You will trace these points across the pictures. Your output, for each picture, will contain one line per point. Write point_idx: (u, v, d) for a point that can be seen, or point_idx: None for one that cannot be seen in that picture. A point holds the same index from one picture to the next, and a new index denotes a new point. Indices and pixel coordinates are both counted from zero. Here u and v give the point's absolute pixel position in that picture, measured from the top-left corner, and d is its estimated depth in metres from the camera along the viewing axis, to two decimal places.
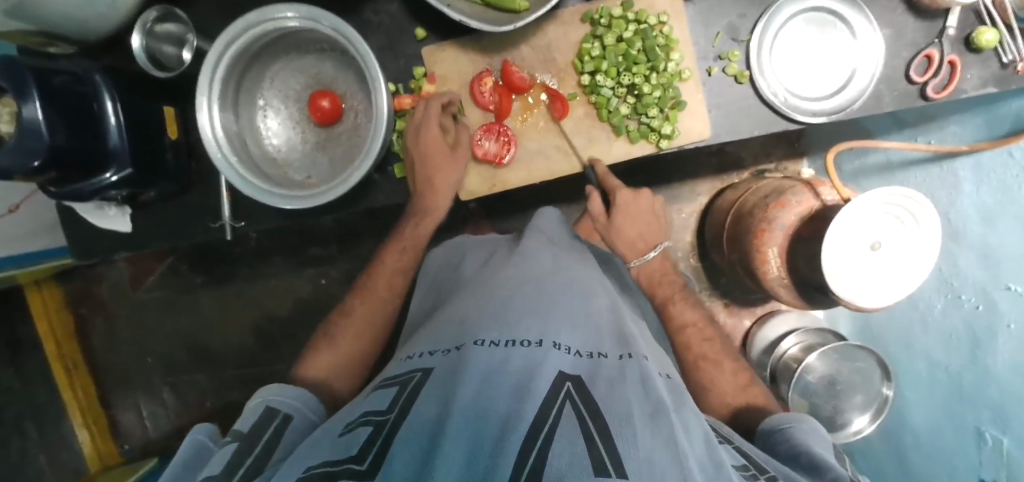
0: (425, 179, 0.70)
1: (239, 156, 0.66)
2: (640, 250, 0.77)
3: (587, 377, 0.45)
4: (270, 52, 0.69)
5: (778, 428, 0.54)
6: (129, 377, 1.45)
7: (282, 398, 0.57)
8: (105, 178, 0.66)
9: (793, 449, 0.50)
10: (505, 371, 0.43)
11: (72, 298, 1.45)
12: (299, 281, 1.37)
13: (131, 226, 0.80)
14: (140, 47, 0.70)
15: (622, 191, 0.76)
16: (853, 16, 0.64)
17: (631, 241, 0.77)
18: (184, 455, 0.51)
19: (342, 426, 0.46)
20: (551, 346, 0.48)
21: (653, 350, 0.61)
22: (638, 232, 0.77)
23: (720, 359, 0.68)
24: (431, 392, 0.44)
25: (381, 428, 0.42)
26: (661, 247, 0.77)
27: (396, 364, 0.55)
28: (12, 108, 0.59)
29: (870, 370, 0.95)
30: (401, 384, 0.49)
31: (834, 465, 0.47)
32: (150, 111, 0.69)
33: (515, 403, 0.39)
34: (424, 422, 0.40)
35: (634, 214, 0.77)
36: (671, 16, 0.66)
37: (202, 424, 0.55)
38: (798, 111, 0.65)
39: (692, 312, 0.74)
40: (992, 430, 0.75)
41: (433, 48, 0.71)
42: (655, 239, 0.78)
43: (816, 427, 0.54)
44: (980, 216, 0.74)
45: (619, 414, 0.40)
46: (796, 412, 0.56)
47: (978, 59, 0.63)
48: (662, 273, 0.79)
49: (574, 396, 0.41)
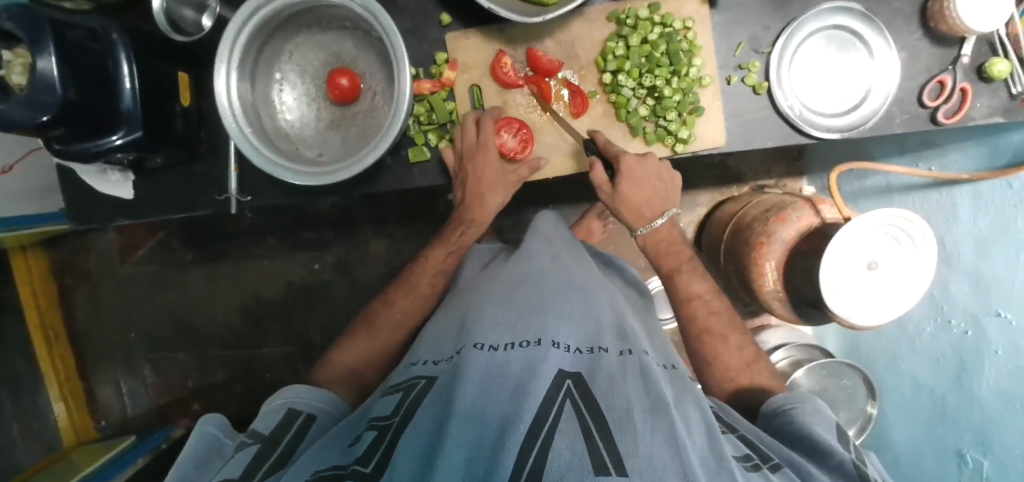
0: (476, 194, 0.74)
1: (253, 128, 0.65)
2: (648, 218, 0.71)
3: (586, 374, 0.45)
4: (288, 26, 0.69)
5: (782, 408, 0.56)
6: (110, 351, 1.43)
7: (304, 400, 0.58)
8: (111, 141, 0.64)
9: (796, 430, 0.52)
10: (505, 371, 0.43)
11: (57, 267, 1.41)
12: (292, 264, 1.36)
13: (132, 193, 0.78)
14: (161, 9, 0.68)
15: (628, 157, 0.66)
16: (871, 36, 0.66)
17: (636, 209, 0.71)
18: (196, 450, 0.51)
19: (349, 440, 0.45)
20: (551, 345, 0.48)
21: (654, 341, 0.62)
22: (645, 199, 0.69)
23: (726, 334, 0.68)
24: (434, 395, 0.44)
25: (385, 433, 0.42)
26: (668, 214, 0.72)
27: (399, 371, 0.54)
28: (26, 60, 0.58)
29: (855, 387, 0.97)
30: (404, 391, 0.48)
31: (836, 447, 0.48)
32: (165, 75, 0.68)
33: (516, 401, 0.39)
34: (425, 427, 0.39)
35: (643, 180, 0.68)
36: (696, 22, 0.67)
37: (210, 414, 0.56)
38: (812, 126, 0.67)
39: (698, 284, 0.71)
40: (973, 452, 0.77)
41: (458, 34, 0.71)
42: (664, 204, 0.71)
43: (820, 409, 0.54)
44: (974, 243, 0.76)
45: (618, 411, 0.39)
46: (801, 394, 0.57)
47: (988, 89, 0.65)
48: (668, 242, 0.73)
49: (574, 394, 0.40)
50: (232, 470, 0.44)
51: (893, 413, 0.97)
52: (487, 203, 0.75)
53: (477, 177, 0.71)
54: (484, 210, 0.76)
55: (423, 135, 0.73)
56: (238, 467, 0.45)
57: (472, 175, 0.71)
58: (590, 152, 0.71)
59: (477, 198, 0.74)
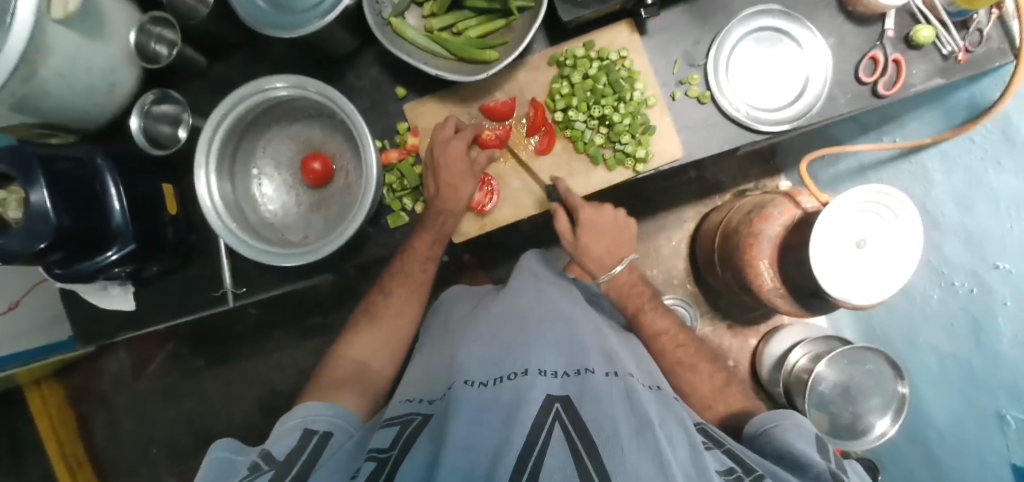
0: (444, 180, 0.71)
1: (237, 221, 0.69)
2: (608, 266, 0.77)
3: (574, 396, 0.45)
4: (259, 123, 0.74)
5: (762, 429, 0.54)
6: (134, 472, 1.41)
7: (318, 419, 0.56)
8: (107, 256, 0.68)
9: (777, 450, 0.50)
10: (494, 405, 0.44)
11: (73, 395, 1.43)
12: (302, 351, 1.36)
13: (134, 303, 0.81)
14: (139, 129, 0.73)
15: (586, 210, 0.73)
16: (795, 30, 0.70)
17: (598, 259, 0.77)
18: (207, 473, 0.49)
19: (348, 471, 0.45)
20: (538, 373, 0.49)
21: (640, 364, 0.62)
22: (604, 248, 0.76)
23: (696, 363, 0.69)
24: (429, 433, 0.45)
25: (384, 465, 0.42)
26: (627, 261, 0.77)
27: (394, 406, 0.55)
28: (20, 194, 0.62)
29: (881, 371, 0.92)
30: (402, 424, 0.49)
31: (814, 458, 0.47)
32: (150, 190, 0.72)
33: (506, 433, 0.40)
34: (419, 466, 0.40)
35: (601, 230, 0.75)
36: (631, 50, 0.71)
37: (221, 438, 0.53)
38: (760, 122, 0.70)
39: (661, 321, 0.74)
40: (1012, 412, 0.71)
41: (414, 104, 0.76)
42: (622, 253, 0.77)
43: (800, 423, 0.53)
44: (954, 202, 0.77)
45: (605, 432, 0.40)
46: (779, 411, 0.56)
47: (920, 55, 0.68)
48: (629, 286, 0.77)
49: (562, 417, 0.41)
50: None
51: (924, 389, 0.94)
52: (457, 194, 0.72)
53: (447, 167, 0.71)
54: (455, 203, 0.72)
55: (399, 201, 0.78)
56: None
57: (442, 167, 0.71)
58: (551, 198, 0.74)
59: (449, 190, 0.72)
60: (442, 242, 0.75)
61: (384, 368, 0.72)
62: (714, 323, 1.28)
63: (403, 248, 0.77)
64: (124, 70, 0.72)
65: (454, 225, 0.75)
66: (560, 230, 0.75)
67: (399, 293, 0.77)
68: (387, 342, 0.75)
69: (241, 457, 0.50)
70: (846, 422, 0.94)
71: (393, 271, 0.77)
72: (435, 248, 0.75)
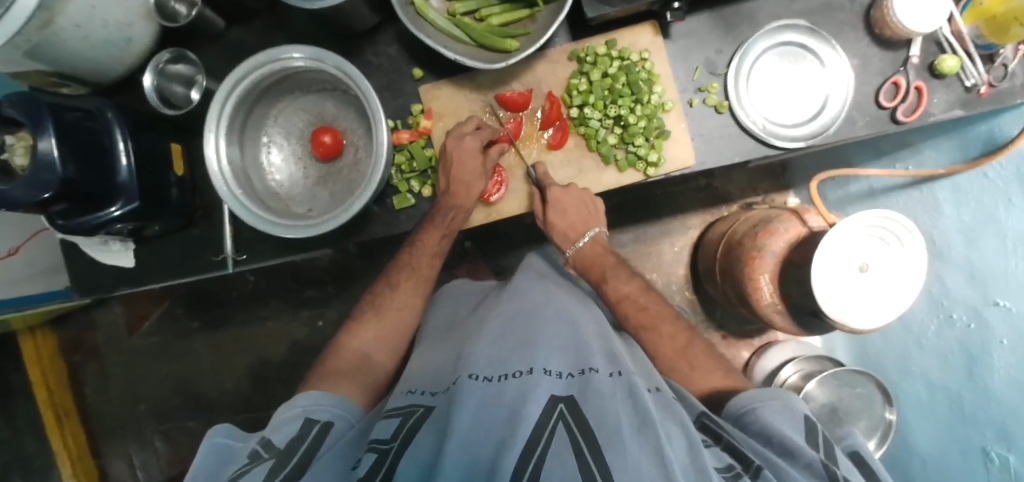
0: (453, 174, 0.71)
1: (244, 189, 0.68)
2: (571, 240, 0.79)
3: (578, 395, 0.47)
4: (273, 93, 0.73)
5: (748, 409, 0.54)
6: (120, 425, 1.42)
7: (318, 408, 0.56)
8: (110, 212, 0.67)
9: (764, 430, 0.50)
10: (498, 402, 0.46)
11: (67, 345, 1.44)
12: (296, 322, 1.36)
13: (134, 261, 0.81)
14: (152, 86, 0.73)
15: (554, 190, 0.72)
16: (820, 47, 0.69)
17: (563, 233, 0.78)
18: (207, 458, 0.50)
19: (349, 462, 0.47)
20: (542, 372, 0.51)
21: (640, 367, 0.63)
22: (571, 225, 0.77)
23: None
24: (431, 425, 0.47)
25: (384, 457, 0.44)
26: (592, 233, 0.79)
27: (396, 397, 0.56)
28: (28, 142, 0.60)
29: (870, 395, 0.94)
30: (401, 416, 0.50)
31: (804, 446, 0.46)
32: (159, 151, 0.72)
33: (507, 432, 0.41)
34: (421, 459, 0.42)
35: (568, 210, 0.74)
36: (652, 52, 0.71)
37: (222, 422, 0.53)
38: (776, 137, 0.69)
39: None
40: (997, 449, 0.72)
41: (430, 86, 0.75)
42: (587, 226, 0.78)
43: (790, 405, 0.52)
44: (962, 235, 0.77)
45: (608, 428, 0.42)
46: (766, 391, 0.55)
47: (942, 84, 0.68)
48: (595, 256, 0.80)
49: (566, 417, 0.43)
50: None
51: (912, 416, 0.94)
52: (467, 186, 0.71)
53: (457, 162, 0.71)
54: (465, 200, 0.72)
55: (406, 182, 0.77)
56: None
57: (454, 163, 0.71)
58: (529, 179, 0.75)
59: (460, 186, 0.71)
60: (450, 239, 0.75)
61: (377, 347, 0.73)
62: (709, 332, 1.29)
63: (411, 242, 0.77)
64: (142, 26, 0.71)
65: (463, 220, 0.74)
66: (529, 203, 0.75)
67: (398, 278, 0.77)
68: (387, 322, 0.75)
69: (240, 444, 0.51)
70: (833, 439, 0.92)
71: (402, 262, 0.78)
72: (444, 244, 0.75)
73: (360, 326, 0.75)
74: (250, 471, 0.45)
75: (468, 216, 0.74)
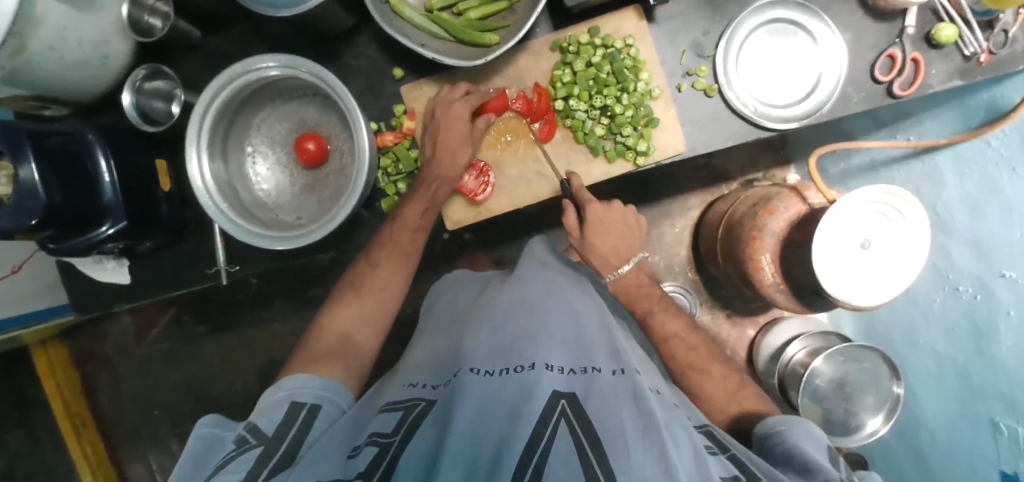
0: (439, 144, 0.70)
1: (229, 201, 0.68)
2: (614, 266, 0.76)
3: (580, 394, 0.47)
4: (255, 101, 0.72)
5: (773, 432, 0.54)
6: (136, 431, 1.45)
7: (305, 390, 0.56)
8: (102, 232, 0.67)
9: (787, 452, 0.49)
10: (498, 397, 0.46)
11: (77, 356, 1.46)
12: (301, 323, 1.37)
13: (129, 277, 0.81)
14: (132, 105, 0.72)
15: (594, 206, 0.71)
16: (811, 23, 0.67)
17: (603, 257, 0.76)
18: (194, 449, 0.49)
19: (346, 450, 0.46)
20: (544, 368, 0.50)
21: (645, 367, 0.63)
22: (612, 247, 0.75)
23: (695, 355, 0.68)
24: (435, 417, 0.46)
25: (386, 449, 0.43)
26: (635, 260, 0.77)
27: (396, 389, 0.56)
28: (9, 171, 0.61)
29: (878, 370, 0.91)
30: (405, 409, 0.50)
31: (825, 466, 0.46)
32: (143, 166, 0.71)
33: (508, 427, 0.41)
34: (421, 451, 0.41)
35: (609, 228, 0.75)
36: (637, 38, 0.69)
37: (206, 414, 0.53)
38: (768, 119, 0.68)
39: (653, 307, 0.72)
40: (1006, 420, 0.71)
41: (411, 86, 0.74)
42: (632, 251, 0.77)
43: (814, 432, 0.52)
44: (966, 207, 0.75)
45: (611, 430, 0.41)
46: (791, 417, 0.55)
47: (940, 55, 0.65)
48: (637, 287, 0.77)
49: (568, 413, 0.43)
50: (232, 475, 0.43)
51: (919, 387, 0.93)
52: (455, 158, 0.71)
53: (446, 131, 0.70)
54: (451, 169, 0.71)
55: (394, 185, 0.77)
56: (238, 472, 0.43)
57: (441, 130, 0.70)
58: (564, 193, 0.73)
59: (447, 153, 0.70)
60: (432, 212, 0.73)
61: None
62: (713, 312, 1.28)
63: (393, 216, 0.74)
64: (117, 42, 0.70)
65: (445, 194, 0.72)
66: (569, 224, 0.75)
67: None
68: None
69: (229, 433, 0.51)
70: (839, 418, 0.94)
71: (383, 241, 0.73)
72: (427, 217, 0.73)
73: (340, 304, 0.71)
74: (237, 458, 0.46)
75: (454, 185, 0.73)
